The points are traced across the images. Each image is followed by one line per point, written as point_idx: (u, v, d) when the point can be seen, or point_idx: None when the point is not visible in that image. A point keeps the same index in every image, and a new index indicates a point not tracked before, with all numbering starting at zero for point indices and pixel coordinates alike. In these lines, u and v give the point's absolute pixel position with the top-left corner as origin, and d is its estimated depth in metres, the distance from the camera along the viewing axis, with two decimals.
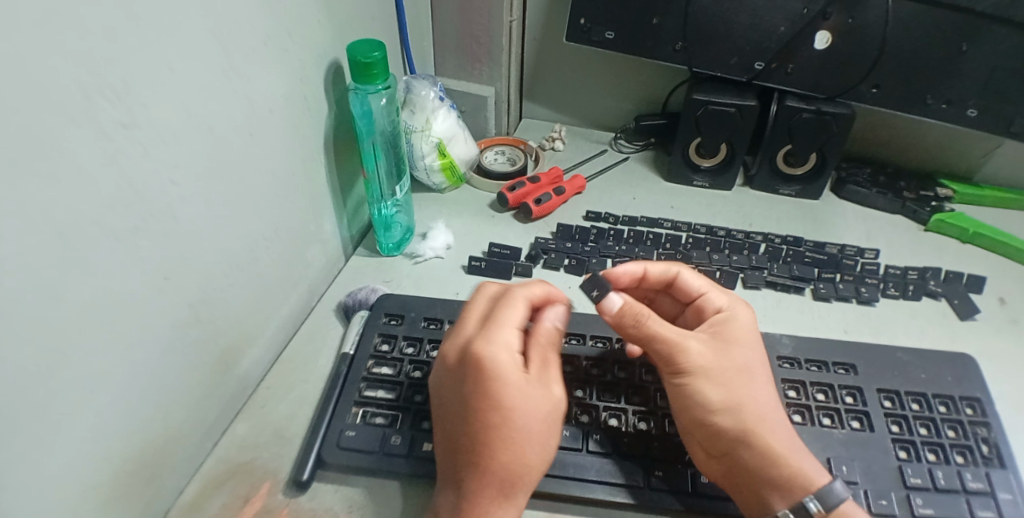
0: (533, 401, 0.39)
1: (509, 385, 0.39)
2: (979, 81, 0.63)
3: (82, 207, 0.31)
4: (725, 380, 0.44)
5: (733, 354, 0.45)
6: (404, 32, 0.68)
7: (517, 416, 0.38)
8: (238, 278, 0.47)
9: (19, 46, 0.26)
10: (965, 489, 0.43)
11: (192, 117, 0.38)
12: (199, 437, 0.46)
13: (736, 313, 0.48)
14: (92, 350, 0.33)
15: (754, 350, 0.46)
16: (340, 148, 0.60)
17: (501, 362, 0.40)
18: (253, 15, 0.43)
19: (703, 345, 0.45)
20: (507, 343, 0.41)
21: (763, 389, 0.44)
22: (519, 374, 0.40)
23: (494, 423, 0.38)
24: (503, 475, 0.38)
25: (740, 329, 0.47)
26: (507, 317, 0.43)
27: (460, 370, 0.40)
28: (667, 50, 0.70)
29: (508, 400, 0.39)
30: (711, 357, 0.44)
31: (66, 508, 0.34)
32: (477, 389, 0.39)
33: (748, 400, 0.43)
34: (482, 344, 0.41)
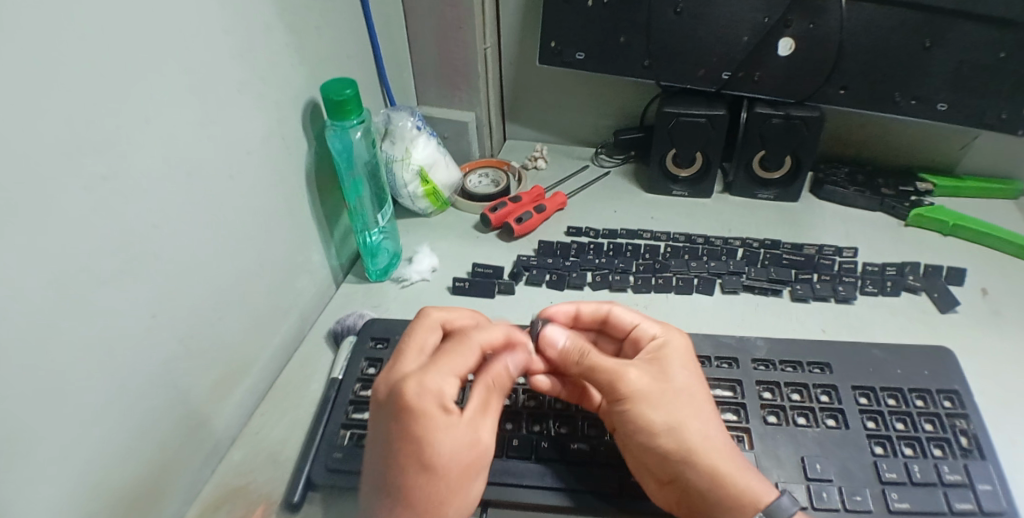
0: (456, 446, 0.39)
1: (436, 428, 0.39)
2: (945, 76, 0.64)
3: (71, 253, 0.34)
4: (665, 403, 0.43)
5: (673, 378, 0.45)
6: (381, 67, 0.71)
7: (441, 460, 0.39)
8: (227, 311, 0.50)
9: (6, 117, 0.29)
10: (942, 481, 0.43)
11: (172, 164, 0.41)
12: (197, 465, 0.48)
13: (676, 342, 0.48)
14: (87, 386, 0.36)
15: (698, 380, 0.46)
16: (323, 181, 0.63)
17: (429, 404, 0.39)
18: (227, 67, 0.46)
19: (646, 372, 0.45)
20: (444, 381, 0.41)
21: (712, 418, 0.44)
22: (450, 416, 0.40)
23: (417, 469, 0.39)
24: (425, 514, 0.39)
25: (685, 352, 0.47)
26: (452, 357, 0.42)
27: (388, 406, 0.40)
28: (637, 67, 0.72)
29: (433, 444, 0.39)
30: (653, 378, 0.45)
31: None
32: (401, 428, 0.39)
33: (690, 422, 0.43)
34: (417, 382, 0.40)
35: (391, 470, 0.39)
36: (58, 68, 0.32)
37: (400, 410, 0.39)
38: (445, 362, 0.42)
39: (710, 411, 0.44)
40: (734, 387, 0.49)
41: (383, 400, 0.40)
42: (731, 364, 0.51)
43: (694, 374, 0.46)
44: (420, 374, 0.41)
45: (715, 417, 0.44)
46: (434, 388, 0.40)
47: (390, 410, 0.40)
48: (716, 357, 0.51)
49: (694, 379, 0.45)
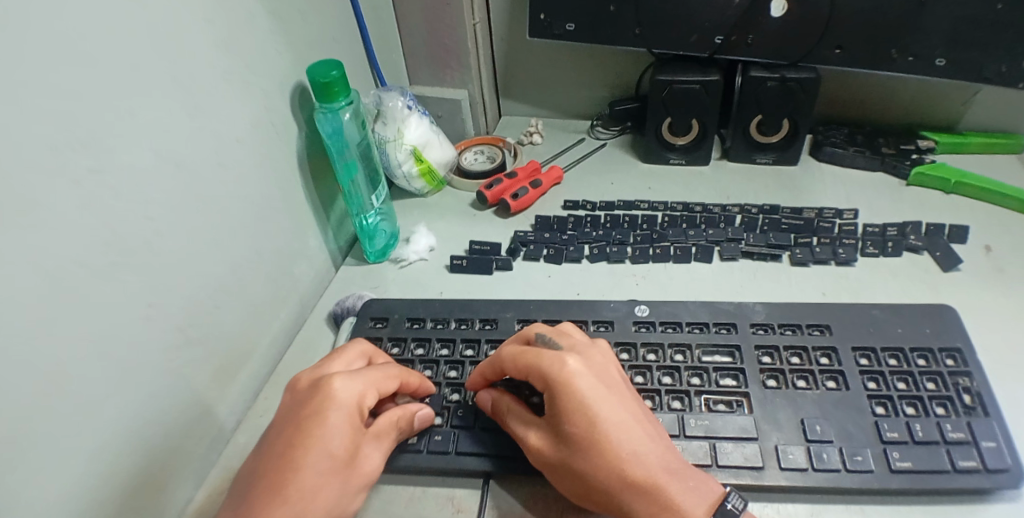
0: (334, 456, 0.40)
1: (325, 431, 0.40)
2: (943, 32, 0.62)
3: (62, 248, 0.34)
4: (564, 472, 0.41)
5: (561, 440, 0.41)
6: (369, 47, 0.70)
7: (312, 460, 0.39)
8: (224, 298, 0.50)
9: None
10: (945, 439, 0.43)
11: (160, 154, 0.42)
12: (203, 449, 0.49)
13: (554, 385, 0.42)
14: (88, 374, 0.36)
15: (588, 426, 0.40)
16: (314, 165, 0.63)
17: (337, 407, 0.41)
18: (208, 54, 0.46)
19: (541, 436, 0.43)
20: (355, 392, 0.42)
21: (614, 470, 0.39)
22: (339, 428, 0.40)
23: (305, 464, 0.38)
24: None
25: (564, 395, 0.41)
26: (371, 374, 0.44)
27: (301, 400, 0.42)
28: (628, 36, 0.71)
29: (318, 443, 0.39)
30: (547, 443, 0.42)
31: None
32: (298, 420, 0.40)
33: (590, 486, 0.40)
34: (333, 383, 0.42)
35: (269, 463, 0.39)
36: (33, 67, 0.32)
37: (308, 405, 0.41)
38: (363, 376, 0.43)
39: (598, 459, 0.40)
40: (733, 352, 0.49)
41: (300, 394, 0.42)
42: (730, 330, 0.51)
43: (576, 423, 0.41)
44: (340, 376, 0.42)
45: (613, 461, 0.40)
46: (343, 386, 0.42)
47: (300, 404, 0.41)
48: (715, 323, 0.52)
49: (576, 429, 0.40)
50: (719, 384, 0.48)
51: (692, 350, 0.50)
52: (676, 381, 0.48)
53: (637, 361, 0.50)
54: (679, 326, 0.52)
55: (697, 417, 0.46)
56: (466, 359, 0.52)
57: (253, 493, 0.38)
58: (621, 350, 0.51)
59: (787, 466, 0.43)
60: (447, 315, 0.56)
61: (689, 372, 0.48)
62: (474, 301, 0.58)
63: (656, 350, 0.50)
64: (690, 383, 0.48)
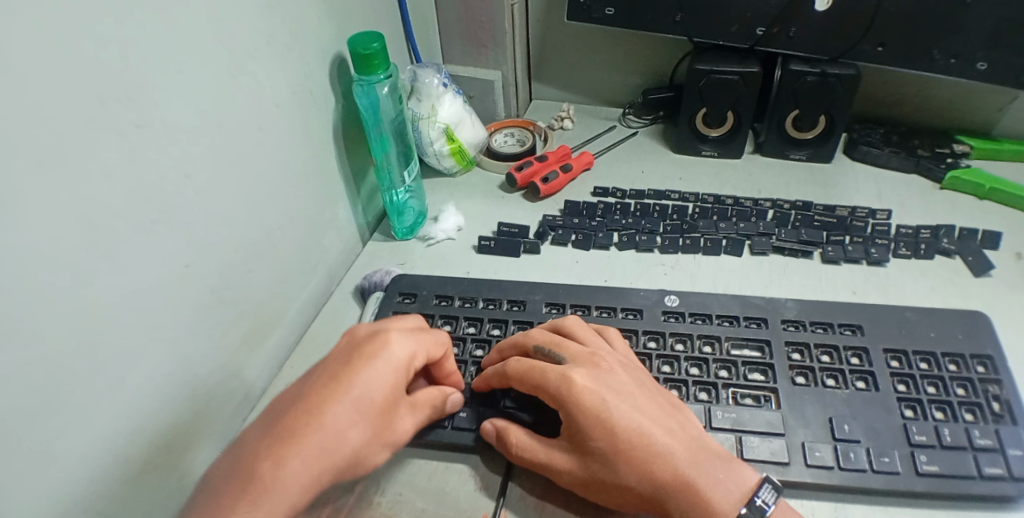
0: (367, 399, 0.42)
1: (366, 377, 0.42)
2: (986, 33, 0.61)
3: (103, 204, 0.35)
4: (597, 487, 0.41)
5: (586, 453, 0.41)
6: (406, 22, 0.70)
7: (347, 401, 0.41)
8: (256, 264, 0.51)
9: (44, 66, 0.30)
10: (972, 445, 0.43)
11: (202, 116, 0.42)
12: (230, 411, 0.50)
13: (566, 402, 0.42)
14: (123, 326, 0.37)
15: (610, 439, 0.41)
16: (349, 138, 0.63)
17: (387, 358, 0.43)
18: (249, 19, 0.46)
19: (564, 453, 0.42)
20: (404, 351, 0.44)
21: (647, 473, 0.40)
22: (383, 375, 0.43)
23: (342, 409, 0.41)
24: (315, 454, 0.39)
25: (579, 409, 0.42)
26: (424, 340, 0.46)
27: (356, 348, 0.44)
28: (667, 23, 0.70)
29: (358, 387, 0.42)
30: (572, 462, 0.42)
31: (106, 479, 0.38)
32: (348, 364, 0.43)
33: (626, 493, 0.41)
34: (386, 338, 0.44)
35: (312, 394, 0.41)
36: (78, 17, 0.32)
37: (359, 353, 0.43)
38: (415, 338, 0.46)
39: (627, 466, 0.40)
40: (762, 347, 0.50)
41: (355, 343, 0.45)
42: (761, 324, 0.51)
43: (597, 436, 0.41)
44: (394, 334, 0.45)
45: (642, 465, 0.40)
46: (396, 342, 0.44)
47: (353, 350, 0.44)
48: (745, 317, 0.52)
49: (598, 444, 0.41)
50: (747, 378, 0.48)
51: (721, 342, 0.50)
52: (703, 373, 0.48)
53: (666, 350, 0.50)
54: (709, 318, 0.52)
55: (724, 409, 0.46)
56: (494, 338, 0.53)
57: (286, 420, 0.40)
58: (649, 339, 0.51)
59: (812, 463, 0.43)
60: (476, 294, 0.57)
61: (717, 364, 0.49)
62: (503, 281, 0.58)
63: (685, 340, 0.51)
64: (718, 375, 0.48)
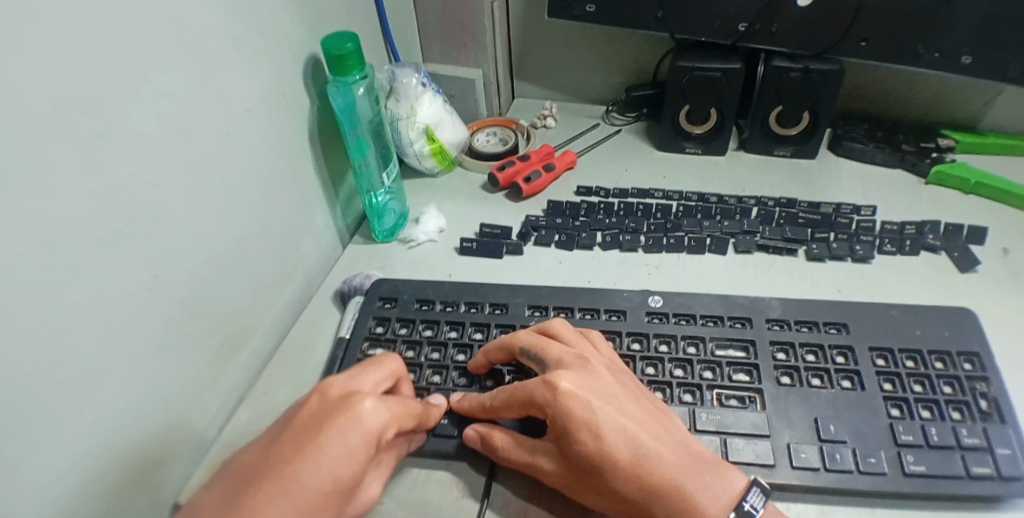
0: (328, 479, 0.37)
1: (327, 455, 0.37)
2: (969, 27, 0.61)
3: (64, 216, 0.33)
4: (585, 489, 0.40)
5: (572, 457, 0.40)
6: (383, 20, 0.69)
7: (303, 489, 0.36)
8: (230, 272, 0.50)
9: (1, 76, 0.29)
10: (960, 445, 0.42)
11: (169, 121, 0.40)
12: (206, 423, 0.49)
13: (549, 405, 0.41)
14: (90, 344, 0.36)
15: (595, 442, 0.40)
16: (325, 140, 0.62)
17: (357, 431, 0.38)
18: (216, 20, 0.44)
19: (549, 455, 0.42)
20: (376, 421, 0.39)
21: (633, 476, 0.39)
22: (352, 450, 0.38)
23: (297, 496, 0.36)
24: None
25: (563, 413, 0.41)
26: (397, 403, 0.41)
27: (320, 414, 0.39)
28: (650, 20, 0.69)
29: (319, 469, 0.36)
30: (558, 464, 0.41)
31: (74, 503, 0.36)
32: (308, 437, 0.37)
33: (614, 496, 0.40)
34: (356, 410, 0.39)
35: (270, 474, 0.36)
36: (32, 21, 0.30)
37: (323, 422, 0.38)
38: (387, 402, 0.40)
39: (613, 469, 0.39)
40: (747, 347, 0.49)
41: (320, 408, 0.39)
42: (746, 324, 0.50)
43: (581, 439, 0.40)
44: (365, 401, 0.39)
45: (628, 468, 0.39)
46: (371, 410, 0.39)
47: (319, 416, 0.39)
48: (730, 317, 0.51)
49: (583, 448, 0.40)
50: (732, 379, 0.47)
51: (705, 343, 0.49)
52: (687, 375, 0.48)
53: (649, 352, 0.49)
54: (693, 318, 0.51)
55: (709, 411, 0.45)
56: (474, 343, 0.51)
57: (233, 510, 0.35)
58: (633, 340, 0.50)
59: (798, 465, 0.42)
60: (456, 298, 0.55)
61: (702, 365, 0.48)
62: (484, 284, 0.57)
63: (669, 342, 0.50)
64: (702, 377, 0.47)
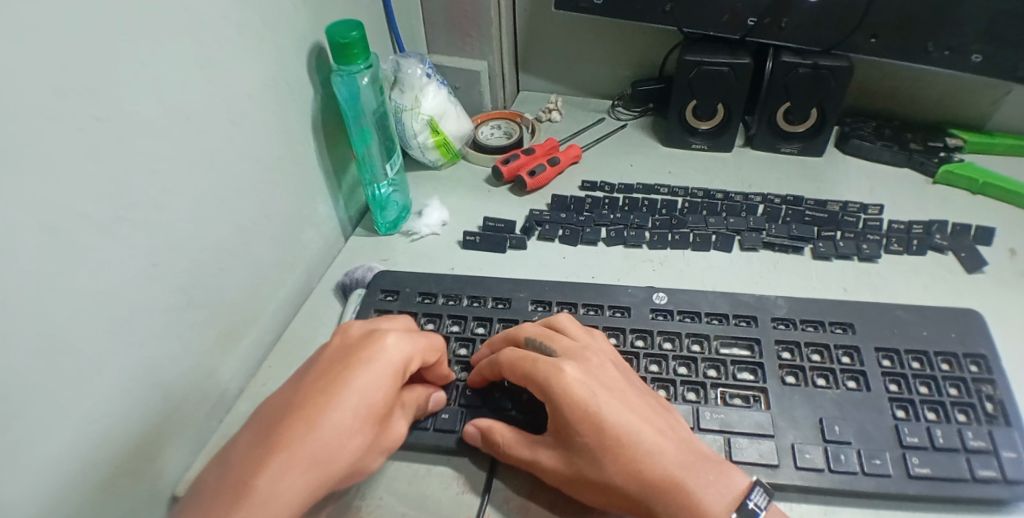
0: (362, 401, 0.39)
1: (361, 381, 0.39)
2: (982, 25, 0.60)
3: (62, 203, 0.33)
4: (585, 485, 0.40)
5: (574, 450, 0.40)
6: (389, 9, 0.68)
7: (339, 409, 0.38)
8: (231, 263, 0.49)
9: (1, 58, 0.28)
10: (965, 447, 0.42)
11: (169, 108, 0.40)
12: (206, 414, 0.48)
13: (554, 396, 0.41)
14: (88, 331, 0.35)
15: (598, 435, 0.40)
16: (328, 130, 0.61)
17: (388, 360, 0.41)
18: (218, 5, 0.43)
19: (550, 449, 0.41)
20: (403, 354, 0.42)
21: (633, 471, 0.39)
22: (382, 377, 0.40)
23: (334, 416, 0.38)
24: (309, 466, 0.36)
25: (567, 404, 0.41)
26: (421, 340, 0.44)
27: (348, 349, 0.42)
28: (658, 13, 0.68)
29: (353, 394, 0.39)
30: (559, 458, 0.41)
31: (70, 492, 0.36)
32: (338, 370, 0.40)
33: (613, 492, 0.39)
34: (381, 343, 0.41)
35: (305, 401, 0.38)
36: (28, 1, 0.29)
37: (353, 355, 0.41)
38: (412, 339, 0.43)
39: (614, 463, 0.39)
40: (752, 346, 0.49)
41: (345, 345, 0.42)
42: (751, 323, 0.50)
43: (584, 432, 0.40)
44: (391, 336, 0.42)
45: (630, 463, 0.39)
46: (396, 343, 0.42)
47: (348, 351, 0.41)
48: (735, 315, 0.51)
49: (585, 441, 0.40)
50: (736, 378, 0.47)
51: (710, 341, 0.49)
52: (691, 373, 0.47)
53: (653, 350, 0.49)
54: (698, 316, 0.51)
55: (713, 410, 0.45)
56: (477, 338, 0.51)
57: (275, 430, 0.37)
58: (636, 337, 0.50)
59: (802, 466, 0.42)
60: (459, 292, 0.55)
61: (706, 363, 0.48)
62: (487, 279, 0.56)
63: (673, 339, 0.49)
64: (706, 375, 0.47)
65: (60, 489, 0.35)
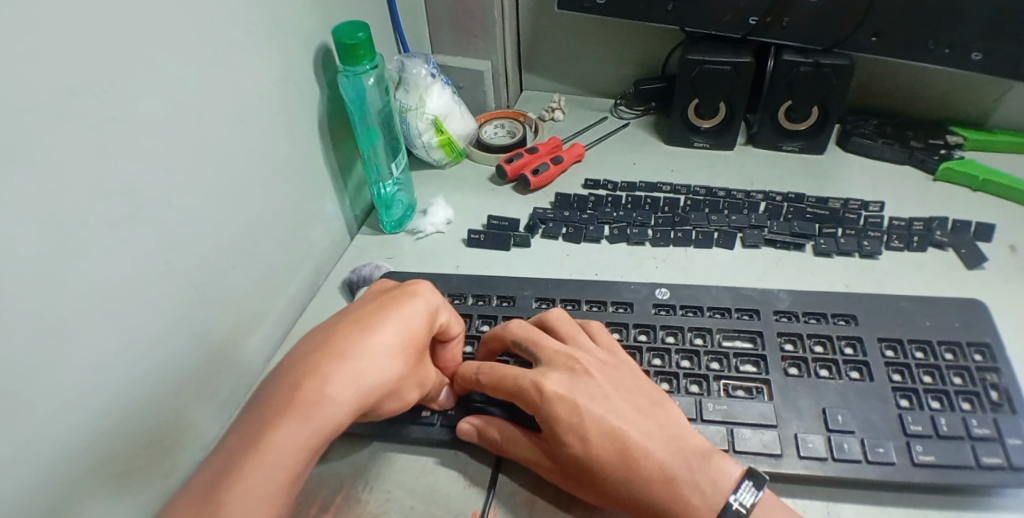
0: (407, 328, 0.43)
1: (405, 311, 0.43)
2: (982, 23, 0.60)
3: (75, 202, 0.33)
4: (578, 487, 0.41)
5: (562, 457, 0.41)
6: (394, 10, 0.69)
7: (389, 331, 0.42)
8: (239, 261, 0.50)
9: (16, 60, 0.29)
10: (970, 435, 0.43)
11: (179, 108, 0.41)
12: (217, 409, 0.49)
13: (538, 407, 0.42)
14: (102, 326, 0.36)
15: (583, 444, 0.40)
16: (335, 130, 0.62)
17: (427, 301, 0.45)
18: (226, 6, 0.44)
19: (541, 453, 0.42)
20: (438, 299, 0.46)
21: (621, 477, 0.40)
22: (423, 312, 0.44)
23: (384, 336, 0.41)
24: (361, 378, 0.39)
25: (550, 415, 0.41)
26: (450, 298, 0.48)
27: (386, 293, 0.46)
28: (660, 12, 0.69)
29: (399, 321, 0.43)
30: (550, 462, 0.42)
31: (85, 484, 0.37)
32: (383, 303, 0.44)
33: (604, 495, 0.40)
34: (419, 288, 0.46)
35: (355, 325, 0.42)
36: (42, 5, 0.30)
37: (394, 294, 0.45)
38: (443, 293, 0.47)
39: (601, 471, 0.40)
40: (754, 338, 0.49)
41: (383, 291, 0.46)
42: (753, 316, 0.51)
43: (569, 442, 0.41)
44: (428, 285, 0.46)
45: (616, 470, 0.40)
46: (432, 290, 0.46)
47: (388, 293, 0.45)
48: (738, 309, 0.51)
49: (571, 452, 0.41)
50: (739, 370, 0.47)
51: (712, 334, 0.50)
52: (694, 366, 0.48)
53: (656, 343, 0.49)
54: (701, 310, 0.52)
55: (716, 401, 0.45)
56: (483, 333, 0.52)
57: (327, 345, 0.40)
58: (640, 332, 0.50)
59: (806, 455, 0.43)
60: (464, 289, 0.56)
61: (709, 357, 0.48)
62: (493, 276, 0.57)
63: (676, 333, 0.50)
64: (709, 368, 0.48)
65: (76, 479, 0.36)
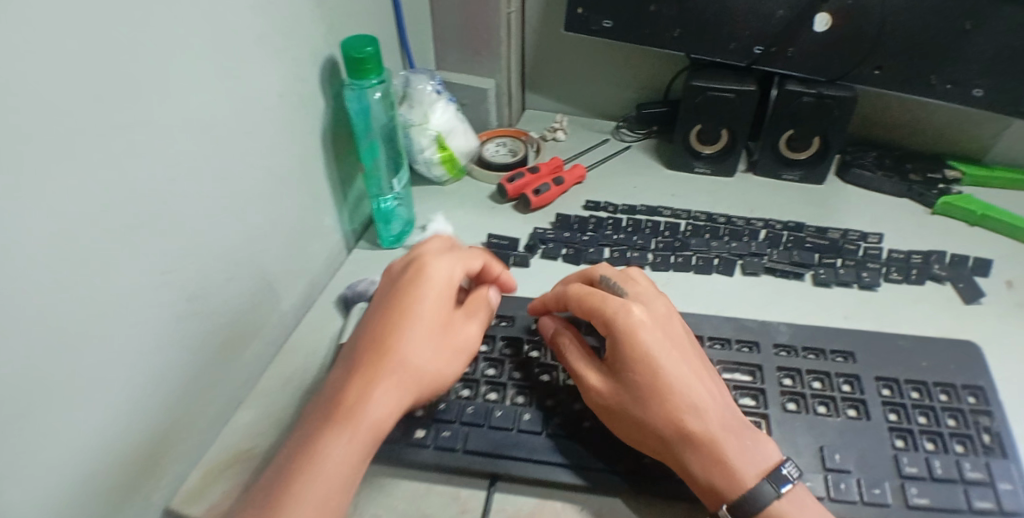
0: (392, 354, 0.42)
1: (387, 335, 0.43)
2: (984, 59, 0.61)
3: (75, 208, 0.33)
4: (631, 417, 0.43)
5: (631, 383, 0.43)
6: (401, 25, 0.69)
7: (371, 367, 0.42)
8: (237, 272, 0.49)
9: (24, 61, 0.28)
10: (963, 478, 0.42)
11: (185, 116, 0.40)
12: (207, 424, 0.48)
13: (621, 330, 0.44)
14: (96, 336, 0.35)
15: (655, 375, 0.42)
16: (337, 143, 0.61)
17: (408, 309, 0.44)
18: (237, 16, 0.44)
19: (610, 374, 0.44)
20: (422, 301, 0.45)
21: (679, 414, 0.41)
22: (406, 328, 0.43)
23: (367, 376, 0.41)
24: (350, 424, 0.39)
25: (632, 341, 0.43)
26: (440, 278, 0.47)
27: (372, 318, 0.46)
28: (666, 38, 0.70)
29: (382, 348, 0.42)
30: (613, 385, 0.44)
31: (64, 500, 0.35)
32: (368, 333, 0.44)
33: (656, 429, 0.42)
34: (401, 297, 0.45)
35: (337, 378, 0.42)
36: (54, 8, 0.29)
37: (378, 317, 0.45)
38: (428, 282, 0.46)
39: (664, 401, 0.42)
40: (753, 372, 0.49)
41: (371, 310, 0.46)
42: (753, 348, 0.50)
43: (646, 371, 0.43)
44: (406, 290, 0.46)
45: (680, 409, 0.41)
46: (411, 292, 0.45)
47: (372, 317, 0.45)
48: (737, 340, 0.51)
49: (643, 379, 0.42)
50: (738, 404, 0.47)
51: (712, 365, 0.49)
52: None
53: None
54: (700, 340, 0.51)
55: None
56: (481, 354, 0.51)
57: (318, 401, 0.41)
58: None
59: None
60: None
61: None
62: None
63: None
64: None
65: (56, 494, 0.35)
